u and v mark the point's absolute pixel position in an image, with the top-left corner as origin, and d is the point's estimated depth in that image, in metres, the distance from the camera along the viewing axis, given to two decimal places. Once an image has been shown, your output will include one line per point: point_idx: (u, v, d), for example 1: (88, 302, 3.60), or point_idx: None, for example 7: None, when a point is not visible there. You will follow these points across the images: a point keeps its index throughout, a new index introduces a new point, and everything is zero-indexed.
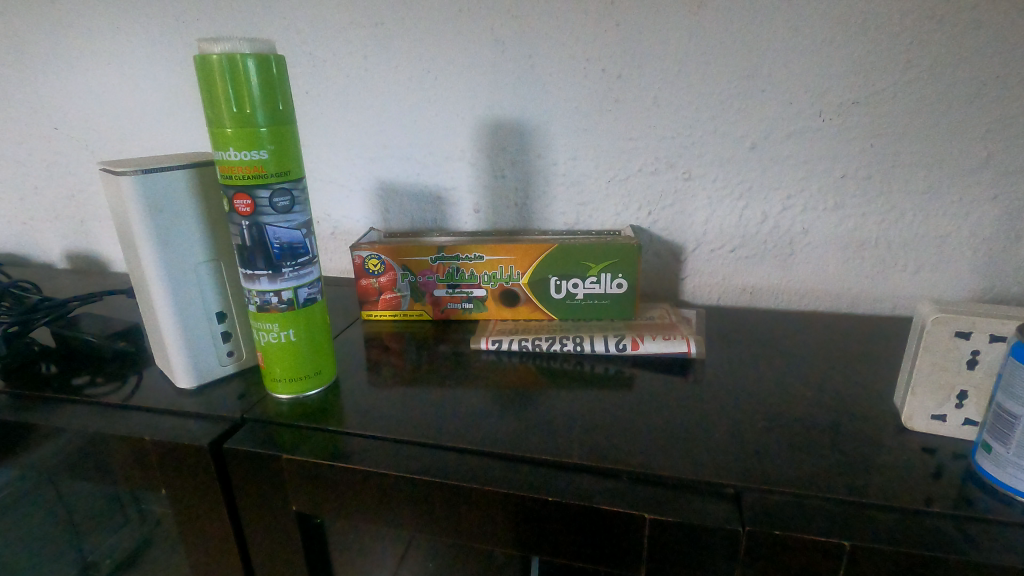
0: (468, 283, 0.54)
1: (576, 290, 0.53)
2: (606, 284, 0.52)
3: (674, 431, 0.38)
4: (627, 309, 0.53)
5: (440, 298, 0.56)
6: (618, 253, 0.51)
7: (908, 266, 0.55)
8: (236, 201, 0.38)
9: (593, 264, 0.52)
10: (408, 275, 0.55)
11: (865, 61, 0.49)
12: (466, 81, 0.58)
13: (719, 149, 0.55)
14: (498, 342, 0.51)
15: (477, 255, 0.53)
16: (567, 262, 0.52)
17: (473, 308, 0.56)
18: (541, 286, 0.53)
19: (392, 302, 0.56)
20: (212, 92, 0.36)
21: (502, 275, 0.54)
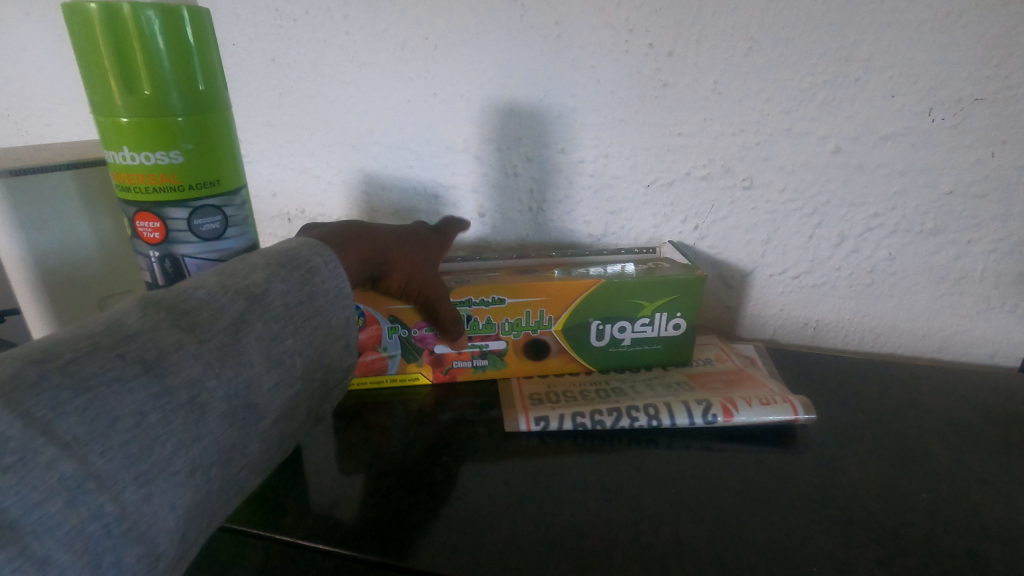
0: (482, 334, 0.41)
1: (622, 335, 0.42)
2: (661, 326, 0.42)
3: (757, 557, 0.27)
4: (678, 356, 0.43)
5: (444, 357, 0.42)
6: (679, 289, 0.40)
7: (1016, 307, 0.44)
8: (139, 224, 0.26)
9: (648, 303, 0.41)
10: (398, 328, 0.40)
11: (998, 45, 0.38)
12: (473, 52, 0.45)
13: (793, 151, 0.43)
14: (544, 421, 0.37)
15: (497, 299, 0.40)
16: (616, 303, 0.40)
17: (485, 364, 0.43)
18: (579, 332, 0.42)
19: (375, 365, 0.42)
20: (91, 60, 0.23)
21: (529, 322, 0.41)
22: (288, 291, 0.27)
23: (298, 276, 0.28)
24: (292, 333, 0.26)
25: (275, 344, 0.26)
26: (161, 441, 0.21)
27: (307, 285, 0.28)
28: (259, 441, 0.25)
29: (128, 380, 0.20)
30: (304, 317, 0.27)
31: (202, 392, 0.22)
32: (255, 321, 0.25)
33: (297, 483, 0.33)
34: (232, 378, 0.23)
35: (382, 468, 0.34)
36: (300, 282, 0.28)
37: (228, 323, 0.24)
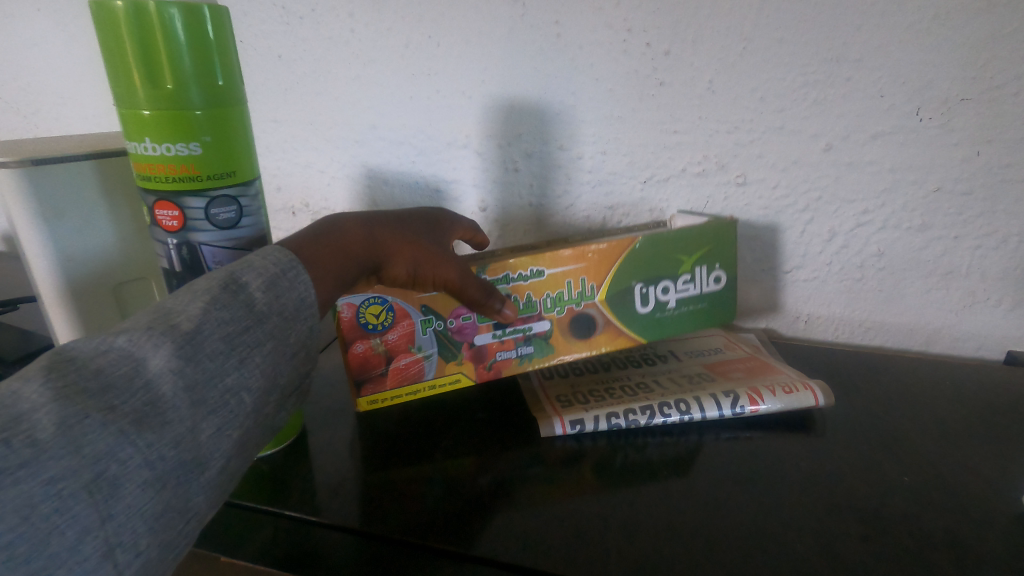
0: (523, 318, 0.39)
1: (667, 297, 0.41)
2: (702, 281, 0.41)
3: (743, 533, 0.29)
4: (722, 312, 0.42)
5: (486, 350, 0.39)
6: (714, 234, 0.41)
7: (1002, 302, 0.45)
8: (158, 212, 0.28)
9: (685, 257, 0.40)
10: (433, 321, 0.37)
11: (981, 47, 0.39)
12: (476, 50, 0.47)
13: (785, 149, 0.45)
14: (579, 424, 0.36)
15: (535, 270, 0.38)
16: (657, 261, 0.40)
17: (531, 354, 0.40)
18: (624, 300, 0.40)
19: (410, 371, 0.38)
20: (117, 55, 0.25)
21: (571, 294, 0.39)
22: (222, 324, 0.26)
23: (236, 304, 0.27)
24: (230, 368, 0.26)
25: (208, 387, 0.25)
26: (62, 528, 0.19)
27: (243, 312, 0.27)
28: (203, 494, 0.24)
29: (12, 471, 0.19)
30: (243, 348, 0.26)
31: (116, 464, 0.21)
32: (185, 366, 0.24)
33: (304, 466, 0.34)
34: (154, 443, 0.22)
35: (387, 454, 0.35)
36: (237, 310, 0.27)
37: (149, 376, 0.23)
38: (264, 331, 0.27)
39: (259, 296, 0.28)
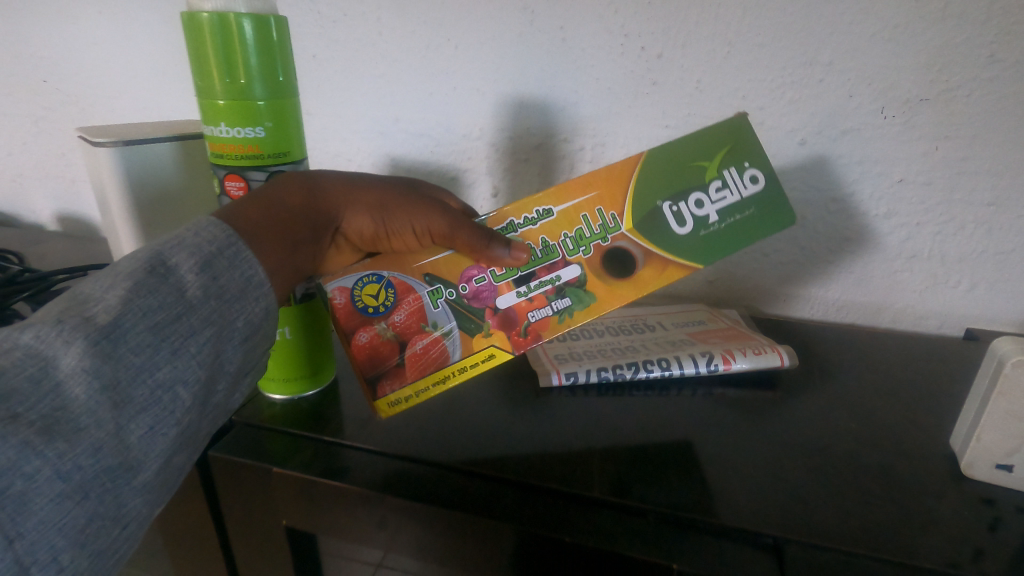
0: (546, 265, 0.35)
1: (703, 212, 0.34)
2: (738, 183, 0.34)
3: (706, 465, 0.34)
4: (785, 210, 0.34)
5: (514, 313, 0.35)
6: (732, 132, 0.35)
7: (961, 284, 0.50)
8: (227, 182, 0.34)
9: (707, 162, 0.34)
10: (444, 290, 0.35)
11: (939, 53, 0.43)
12: (489, 52, 0.52)
13: (765, 143, 0.50)
14: (573, 376, 0.42)
15: (541, 208, 0.35)
16: (672, 174, 0.34)
17: (569, 308, 0.35)
18: (651, 225, 0.35)
19: (426, 355, 0.35)
20: (200, 56, 0.31)
21: (593, 229, 0.35)
22: (146, 316, 0.28)
23: (161, 291, 0.28)
24: (158, 365, 0.28)
25: (134, 383, 0.27)
26: None
27: (173, 299, 0.29)
28: (134, 492, 0.27)
29: None
30: (170, 338, 0.28)
31: (22, 478, 0.23)
32: (104, 366, 0.26)
33: (338, 405, 0.40)
34: (66, 453, 0.24)
35: None
36: (166, 296, 0.28)
37: (59, 379, 0.25)
38: (195, 318, 0.29)
39: (191, 277, 0.29)
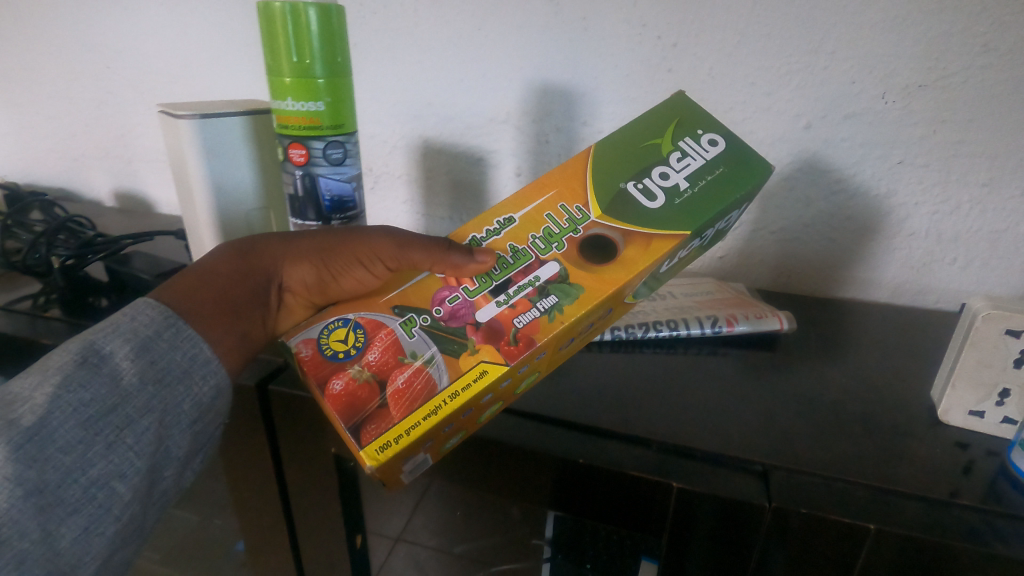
0: (521, 270, 0.36)
1: (670, 180, 0.37)
2: (695, 150, 0.38)
3: (708, 409, 0.39)
4: (750, 159, 0.37)
5: (498, 323, 0.34)
6: (674, 115, 0.39)
7: (956, 261, 0.53)
8: (291, 150, 0.39)
9: (660, 140, 0.39)
10: (420, 317, 0.35)
11: (937, 41, 0.46)
12: (517, 41, 0.57)
13: (773, 126, 0.53)
14: None
15: (504, 219, 0.38)
16: (628, 157, 0.39)
17: (556, 304, 0.34)
18: (623, 202, 0.37)
19: (408, 390, 0.33)
20: (272, 39, 0.36)
21: (561, 226, 0.37)
22: (76, 412, 0.31)
23: (97, 381, 0.32)
24: (93, 462, 0.31)
25: (64, 485, 0.30)
26: None
27: (107, 390, 0.32)
28: None
29: None
30: (103, 433, 0.31)
31: None
32: (28, 470, 0.29)
33: None
34: None
35: None
36: (100, 387, 0.32)
37: None
38: (130, 406, 0.32)
39: (128, 362, 0.33)
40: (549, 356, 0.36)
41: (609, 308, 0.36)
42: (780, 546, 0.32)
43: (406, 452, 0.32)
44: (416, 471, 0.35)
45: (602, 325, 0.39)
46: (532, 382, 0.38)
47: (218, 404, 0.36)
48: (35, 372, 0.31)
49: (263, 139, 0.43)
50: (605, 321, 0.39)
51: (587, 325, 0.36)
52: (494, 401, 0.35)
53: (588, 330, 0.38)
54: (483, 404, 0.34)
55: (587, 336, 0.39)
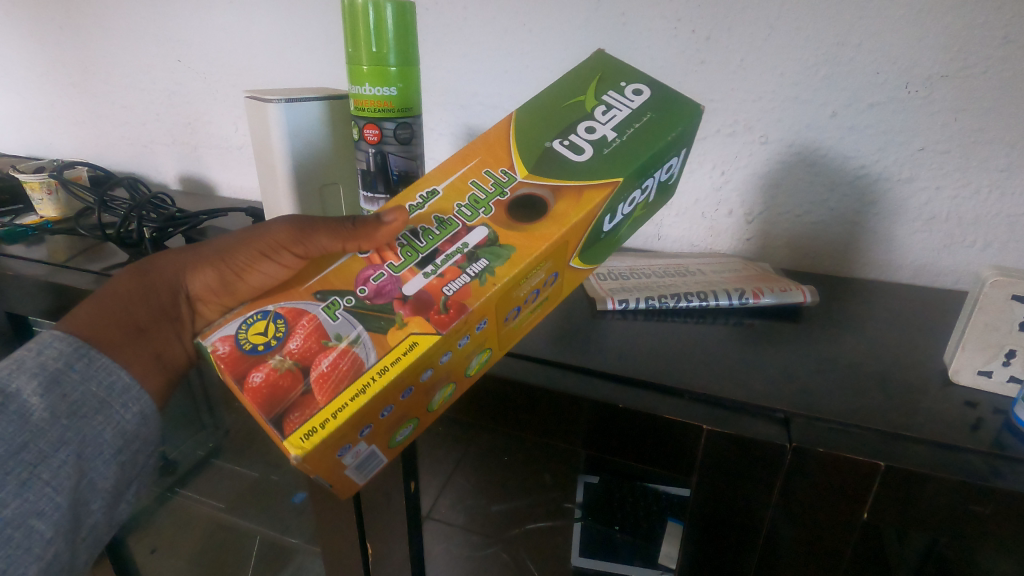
0: (448, 239, 0.39)
1: (600, 130, 0.43)
2: (621, 102, 0.44)
3: (735, 368, 0.43)
4: (674, 101, 0.43)
5: (427, 294, 0.36)
6: (596, 76, 0.46)
7: (976, 243, 0.56)
8: (366, 130, 0.44)
9: (587, 99, 0.45)
10: (346, 299, 0.37)
11: (959, 33, 0.49)
12: (560, 35, 0.62)
13: (800, 114, 0.57)
14: (625, 302, 0.51)
15: (428, 194, 0.42)
16: (557, 118, 0.44)
17: (488, 267, 0.37)
18: (556, 156, 0.42)
19: (333, 373, 0.33)
20: (354, 32, 0.41)
21: (487, 192, 0.41)
22: None
23: (7, 419, 0.38)
24: (10, 498, 0.37)
25: None
26: None
27: (18, 426, 0.38)
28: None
29: None
30: (16, 470, 0.38)
31: None
32: None
33: None
34: None
35: None
36: (11, 424, 0.38)
37: None
38: (41, 441, 0.39)
39: (36, 399, 0.40)
40: (486, 324, 0.38)
41: (543, 264, 0.39)
42: (797, 483, 0.36)
43: (336, 436, 0.32)
44: (362, 460, 0.36)
45: (543, 297, 0.42)
46: (476, 359, 0.40)
47: (141, 431, 0.44)
48: None
49: (347, 127, 0.49)
50: (550, 288, 0.42)
51: (522, 287, 0.38)
52: (434, 377, 0.36)
53: (529, 299, 0.40)
54: (421, 379, 0.36)
55: (527, 310, 0.41)
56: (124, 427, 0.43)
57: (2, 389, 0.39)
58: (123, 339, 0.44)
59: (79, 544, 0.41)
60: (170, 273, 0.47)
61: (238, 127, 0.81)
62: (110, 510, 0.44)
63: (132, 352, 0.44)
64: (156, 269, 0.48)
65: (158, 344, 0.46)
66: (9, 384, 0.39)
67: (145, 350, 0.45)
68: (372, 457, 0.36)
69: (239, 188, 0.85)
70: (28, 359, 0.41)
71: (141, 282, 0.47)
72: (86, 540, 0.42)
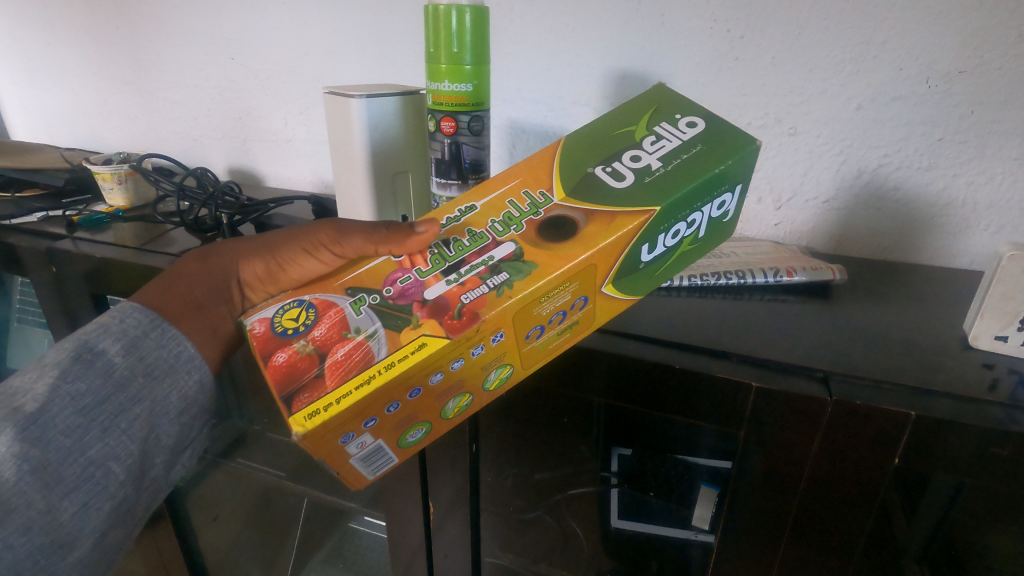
0: (476, 252, 0.42)
1: (646, 160, 0.45)
2: (671, 135, 0.46)
3: (773, 335, 0.48)
4: (728, 132, 0.45)
5: (444, 300, 0.39)
6: (651, 110, 0.49)
7: (990, 227, 0.61)
8: (443, 122, 0.48)
9: (638, 130, 0.47)
10: (375, 296, 0.41)
11: (978, 32, 0.54)
12: (601, 34, 0.67)
13: (826, 108, 0.61)
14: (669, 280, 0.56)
15: (465, 209, 0.46)
16: (605, 147, 0.47)
17: (507, 281, 0.40)
18: (595, 182, 0.44)
19: (344, 363, 0.37)
20: (436, 34, 0.45)
21: (522, 211, 0.45)
22: (73, 401, 0.43)
23: (89, 374, 0.44)
24: (90, 443, 0.43)
25: (66, 463, 0.42)
26: None
27: (99, 382, 0.44)
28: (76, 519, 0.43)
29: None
30: (96, 419, 0.44)
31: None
32: (33, 449, 0.41)
33: None
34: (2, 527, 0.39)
35: None
36: (94, 379, 0.44)
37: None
38: (118, 397, 0.45)
39: (118, 358, 0.46)
40: (503, 338, 0.40)
41: (566, 284, 0.40)
42: (836, 434, 0.41)
43: (337, 420, 0.36)
44: (365, 451, 0.40)
45: (572, 320, 0.43)
46: (494, 375, 0.42)
47: (200, 398, 0.49)
48: (41, 364, 0.44)
49: (419, 119, 0.54)
50: (580, 313, 0.43)
51: (542, 304, 0.40)
52: (445, 382, 0.39)
53: (554, 320, 0.42)
54: (430, 382, 0.39)
55: (552, 332, 0.42)
56: (188, 391, 0.48)
57: (91, 347, 0.45)
58: (181, 313, 0.48)
59: (143, 491, 0.48)
60: (225, 260, 0.50)
61: (287, 122, 0.85)
62: (169, 465, 0.50)
63: (189, 325, 0.48)
64: (210, 254, 0.52)
65: (213, 320, 0.49)
66: (96, 344, 0.46)
67: (200, 326, 0.49)
68: (377, 448, 0.40)
69: (286, 179, 0.90)
70: (112, 325, 0.47)
71: (196, 264, 0.51)
72: (147, 489, 0.49)
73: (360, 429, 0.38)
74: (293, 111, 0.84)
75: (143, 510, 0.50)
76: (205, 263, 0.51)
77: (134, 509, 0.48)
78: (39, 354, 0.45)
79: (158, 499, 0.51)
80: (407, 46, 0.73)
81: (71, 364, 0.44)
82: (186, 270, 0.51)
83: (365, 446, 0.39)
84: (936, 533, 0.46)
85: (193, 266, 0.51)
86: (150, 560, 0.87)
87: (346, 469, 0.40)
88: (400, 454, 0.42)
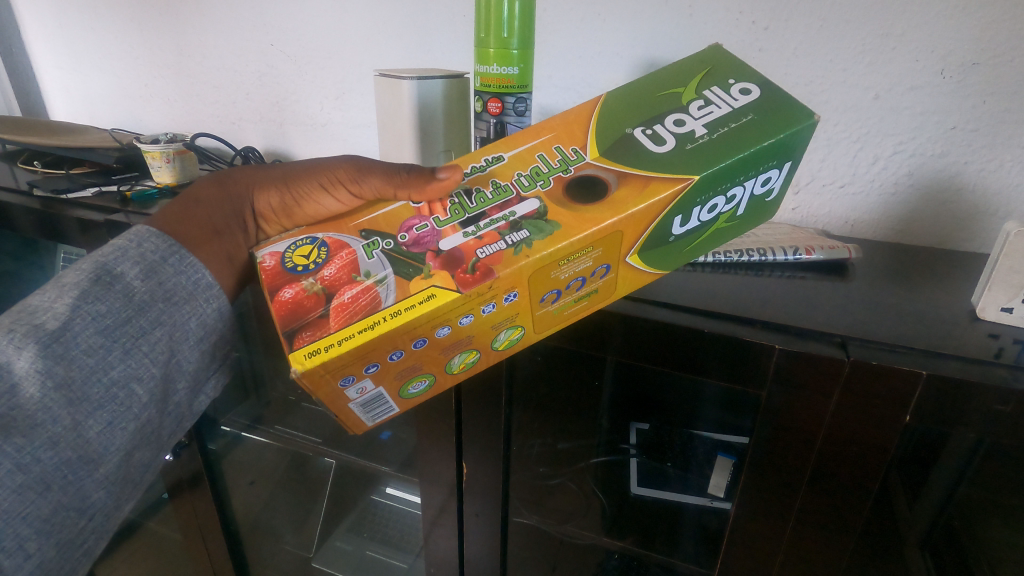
0: (498, 206, 0.43)
1: (694, 124, 0.46)
2: (721, 102, 0.47)
3: (789, 305, 0.51)
4: (781, 100, 0.45)
5: (459, 253, 0.40)
6: (703, 73, 0.50)
7: (999, 212, 0.64)
8: (490, 103, 0.52)
9: (688, 91, 0.49)
10: (388, 241, 0.42)
11: (992, 25, 0.57)
12: (630, 26, 0.70)
13: (845, 97, 0.65)
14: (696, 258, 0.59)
15: (493, 159, 0.47)
16: (650, 107, 0.49)
17: (527, 239, 0.40)
18: (635, 142, 0.45)
19: (353, 305, 0.39)
20: (487, 20, 0.50)
21: (552, 166, 0.45)
22: (95, 321, 0.45)
23: (109, 296, 0.46)
24: (114, 366, 0.45)
25: (88, 384, 0.44)
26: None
27: (121, 303, 0.46)
28: (102, 442, 0.44)
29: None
30: (120, 340, 0.46)
31: (19, 438, 0.40)
32: (56, 367, 0.43)
33: None
34: (27, 441, 0.41)
35: None
36: (114, 301, 0.46)
37: (14, 379, 0.41)
38: (138, 320, 0.46)
39: (137, 282, 0.47)
40: (515, 299, 0.41)
41: (587, 250, 0.41)
42: (852, 391, 0.44)
43: (337, 361, 0.37)
44: (369, 399, 0.41)
45: (591, 289, 0.44)
46: (504, 335, 0.43)
47: (216, 326, 0.51)
48: (62, 285, 0.45)
49: (464, 100, 0.58)
50: (600, 282, 0.44)
51: (560, 268, 0.41)
52: (452, 337, 0.40)
53: (570, 286, 0.43)
54: (437, 335, 0.40)
55: (570, 298, 0.44)
56: (206, 319, 0.50)
57: (110, 271, 0.47)
58: (200, 238, 0.50)
59: (166, 416, 0.50)
60: (242, 189, 0.54)
61: (324, 106, 0.89)
62: (193, 395, 0.52)
63: (207, 250, 0.50)
64: (228, 184, 0.54)
65: (228, 249, 0.51)
66: (115, 267, 0.47)
67: (216, 253, 0.50)
68: (378, 398, 0.42)
69: None
70: (130, 248, 0.48)
71: (213, 191, 0.54)
72: (171, 414, 0.51)
73: (361, 373, 0.39)
74: (329, 96, 0.88)
75: (169, 436, 0.51)
76: (224, 191, 0.54)
77: (159, 435, 0.50)
78: (58, 274, 0.46)
79: (183, 427, 0.52)
80: (443, 32, 0.76)
81: (91, 286, 0.45)
82: (204, 196, 0.53)
83: (364, 392, 0.41)
84: (935, 523, 0.56)
85: (212, 195, 0.53)
86: (186, 520, 0.90)
87: (346, 413, 0.42)
88: (401, 404, 0.43)
